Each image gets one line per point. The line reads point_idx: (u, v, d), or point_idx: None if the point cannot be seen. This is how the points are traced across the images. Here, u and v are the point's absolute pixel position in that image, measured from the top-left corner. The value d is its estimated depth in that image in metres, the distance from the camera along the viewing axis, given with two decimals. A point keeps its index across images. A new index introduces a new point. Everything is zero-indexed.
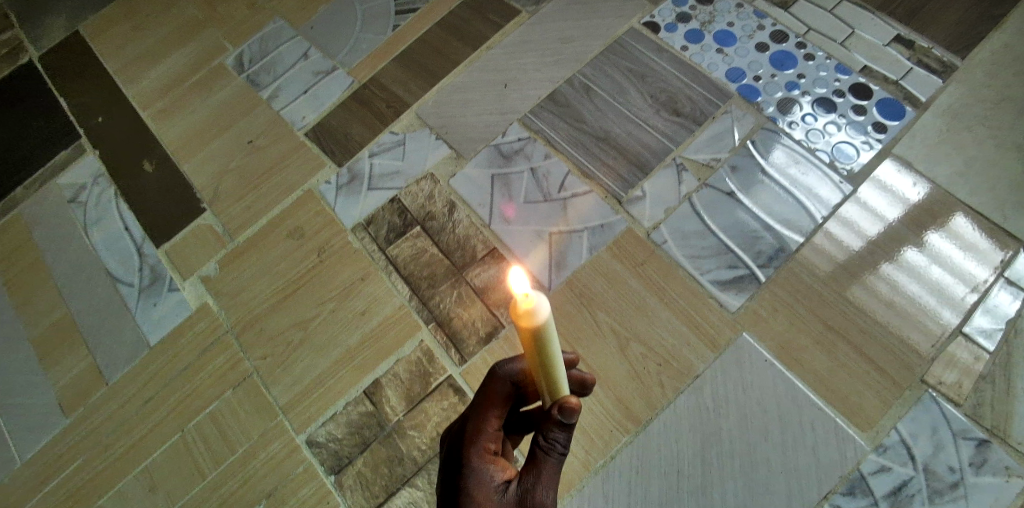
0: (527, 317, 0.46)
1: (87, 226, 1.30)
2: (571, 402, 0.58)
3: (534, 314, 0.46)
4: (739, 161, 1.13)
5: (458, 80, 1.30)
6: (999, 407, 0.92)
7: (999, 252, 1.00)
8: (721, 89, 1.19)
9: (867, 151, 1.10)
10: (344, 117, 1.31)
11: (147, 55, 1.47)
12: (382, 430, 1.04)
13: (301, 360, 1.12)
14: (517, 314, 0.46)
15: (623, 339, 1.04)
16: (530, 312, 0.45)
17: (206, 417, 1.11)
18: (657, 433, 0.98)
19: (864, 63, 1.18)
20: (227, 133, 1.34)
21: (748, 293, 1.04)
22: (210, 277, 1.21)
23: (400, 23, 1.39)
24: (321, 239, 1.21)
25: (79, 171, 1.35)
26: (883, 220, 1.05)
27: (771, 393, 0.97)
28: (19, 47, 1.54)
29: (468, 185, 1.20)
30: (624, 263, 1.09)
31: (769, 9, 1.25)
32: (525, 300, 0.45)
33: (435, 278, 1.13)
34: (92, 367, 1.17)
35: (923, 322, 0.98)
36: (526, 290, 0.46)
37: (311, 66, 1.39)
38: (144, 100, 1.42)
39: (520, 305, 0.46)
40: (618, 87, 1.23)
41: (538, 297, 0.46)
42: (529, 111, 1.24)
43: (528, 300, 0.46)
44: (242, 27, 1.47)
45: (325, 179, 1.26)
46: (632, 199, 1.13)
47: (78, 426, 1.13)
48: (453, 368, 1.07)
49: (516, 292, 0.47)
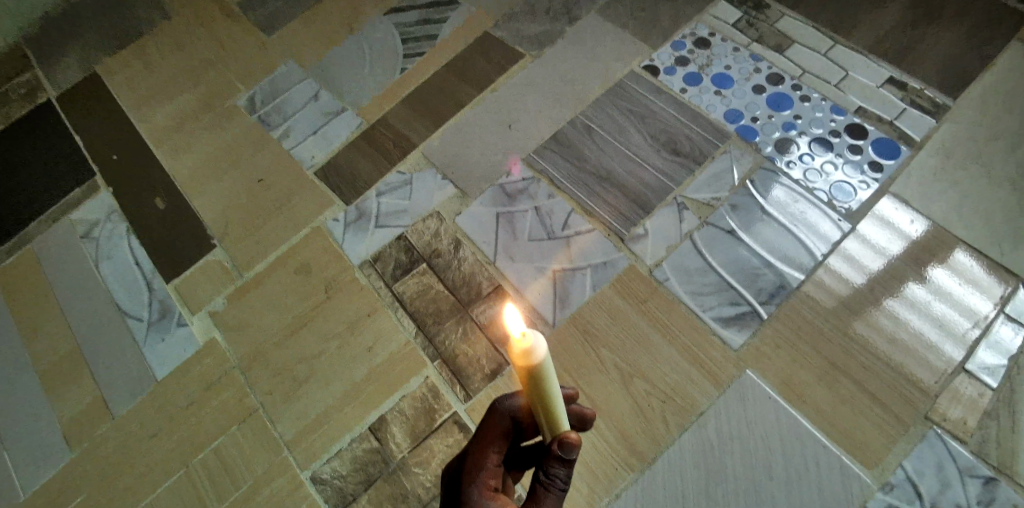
0: (524, 357, 0.49)
1: (98, 261, 1.32)
2: (571, 437, 0.59)
3: (530, 354, 0.49)
4: (739, 200, 1.15)
5: (464, 120, 1.34)
6: (1005, 445, 0.92)
7: (999, 287, 1.02)
8: (719, 129, 1.22)
9: (864, 190, 1.12)
10: (352, 156, 1.35)
11: (161, 95, 1.52)
12: (387, 467, 1.05)
13: (307, 395, 1.12)
14: (513, 355, 0.49)
15: (627, 374, 1.05)
16: (526, 353, 0.49)
17: (211, 453, 1.11)
18: (662, 471, 0.97)
19: (859, 104, 1.21)
20: (238, 171, 1.38)
21: (750, 329, 1.05)
22: (218, 312, 1.23)
23: (407, 66, 1.44)
24: (329, 275, 1.23)
25: (93, 207, 1.38)
26: (883, 257, 1.06)
27: (776, 430, 0.97)
28: (37, 87, 1.58)
29: (473, 223, 1.22)
30: (627, 299, 1.10)
31: (765, 53, 1.29)
32: (520, 341, 0.49)
33: (440, 314, 1.15)
34: (99, 401, 1.18)
35: (927, 358, 0.99)
36: (522, 332, 0.49)
37: (321, 107, 1.43)
38: (158, 139, 1.45)
39: (517, 346, 0.49)
40: (619, 128, 1.27)
41: (534, 337, 0.49)
42: (533, 152, 1.27)
43: (525, 340, 0.49)
44: (255, 69, 1.51)
45: (334, 217, 1.29)
46: (634, 237, 1.15)
47: (82, 461, 1.13)
48: (458, 405, 1.07)
49: (512, 332, 0.50)
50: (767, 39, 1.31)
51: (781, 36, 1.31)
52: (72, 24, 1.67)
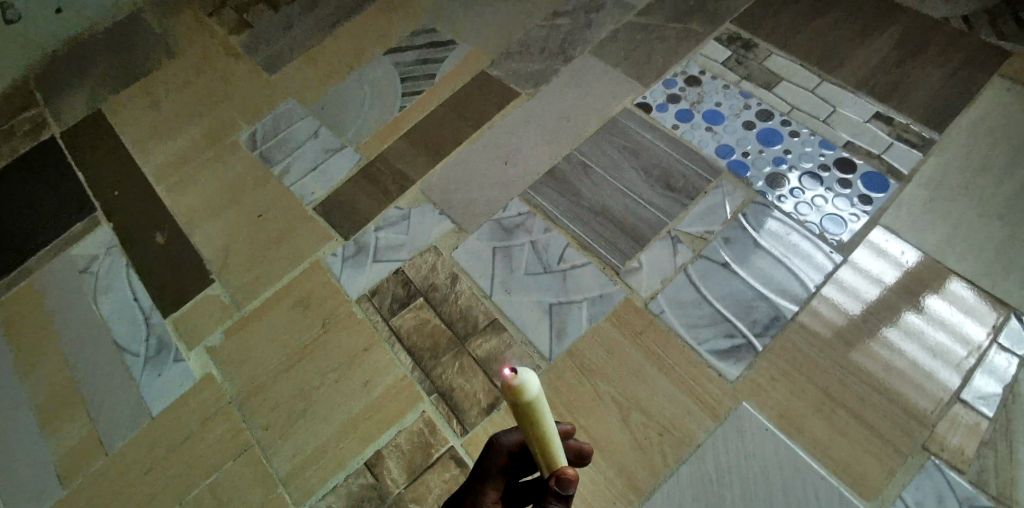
0: (520, 393, 0.51)
1: (96, 295, 1.32)
2: (568, 473, 0.60)
3: (524, 390, 0.51)
4: (732, 234, 1.17)
5: (461, 156, 1.36)
6: (1003, 475, 0.91)
7: (993, 316, 1.03)
8: (711, 164, 1.25)
9: (855, 222, 1.14)
10: (351, 192, 1.37)
11: (164, 132, 1.55)
12: (382, 503, 1.04)
13: (303, 431, 1.12)
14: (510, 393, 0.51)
15: (624, 407, 1.05)
16: (521, 389, 0.51)
17: (204, 489, 1.10)
18: (660, 505, 0.97)
19: (847, 138, 1.24)
20: (238, 207, 1.39)
21: (746, 361, 1.05)
22: (215, 347, 1.23)
23: (406, 103, 1.47)
24: (326, 309, 1.23)
25: (93, 242, 1.39)
26: (878, 287, 1.08)
27: (774, 462, 0.97)
28: (41, 124, 1.61)
29: (470, 258, 1.24)
30: (623, 332, 1.11)
31: (754, 90, 1.33)
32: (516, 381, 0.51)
33: (437, 348, 1.15)
34: (93, 437, 1.17)
35: (923, 387, 0.99)
36: (515, 372, 0.51)
37: (321, 144, 1.45)
38: (160, 175, 1.47)
39: (509, 384, 0.51)
40: (613, 163, 1.29)
41: (527, 377, 0.51)
42: (529, 187, 1.30)
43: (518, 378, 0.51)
44: (256, 107, 1.54)
45: (332, 251, 1.30)
46: (629, 270, 1.17)
47: (75, 498, 1.12)
48: (455, 439, 1.07)
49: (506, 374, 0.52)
50: (756, 76, 1.35)
51: (770, 74, 1.34)
52: (79, 63, 1.71)
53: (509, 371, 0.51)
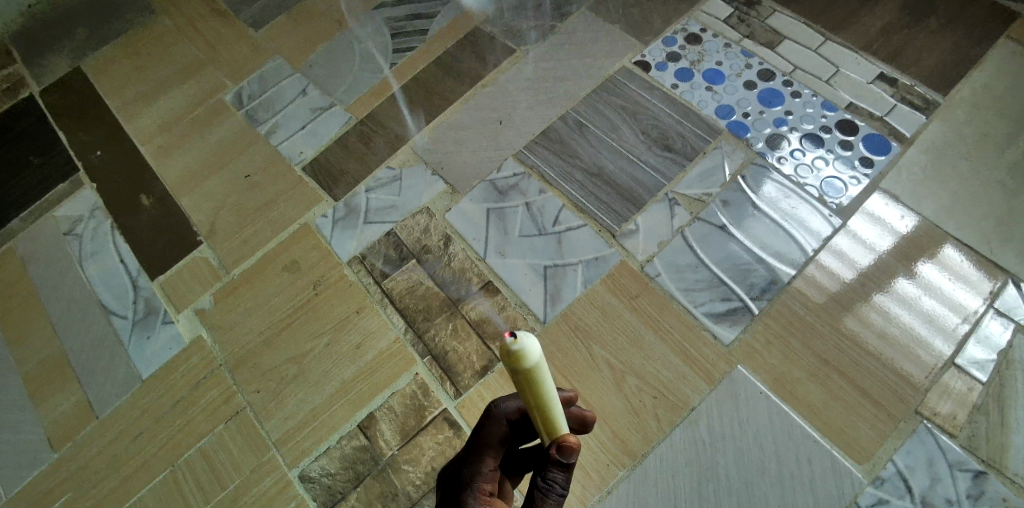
0: (518, 362, 0.50)
1: (82, 260, 1.30)
2: (570, 441, 0.59)
3: (524, 360, 0.50)
4: (730, 196, 1.15)
5: (454, 117, 1.33)
6: (996, 440, 0.92)
7: (988, 282, 1.02)
8: (711, 126, 1.22)
9: (855, 186, 1.12)
10: (342, 152, 1.33)
11: (146, 92, 1.50)
12: (376, 464, 1.04)
13: (296, 394, 1.11)
14: (509, 362, 0.50)
15: (618, 372, 1.04)
16: (520, 359, 0.49)
17: (196, 452, 1.09)
18: (654, 467, 0.97)
19: (850, 100, 1.21)
20: (225, 168, 1.36)
21: (741, 325, 1.05)
22: (205, 310, 1.21)
23: (398, 61, 1.43)
24: (319, 272, 1.21)
25: (77, 204, 1.35)
26: (874, 251, 1.06)
27: (767, 427, 0.97)
28: (18, 83, 1.56)
29: (463, 220, 1.21)
30: (618, 297, 1.10)
31: (756, 49, 1.29)
32: (514, 349, 0.49)
33: (430, 311, 1.14)
34: (83, 401, 1.16)
35: (917, 353, 0.99)
36: (515, 337, 0.49)
37: (310, 103, 1.41)
38: (144, 136, 1.43)
39: (507, 350, 0.49)
40: (611, 124, 1.26)
41: (527, 343, 0.49)
42: (523, 148, 1.26)
43: (516, 344, 0.50)
44: (243, 65, 1.49)
45: (322, 213, 1.27)
46: (626, 233, 1.15)
47: (67, 461, 1.11)
48: (448, 402, 1.06)
49: (504, 340, 0.50)
50: (758, 36, 1.31)
51: (772, 33, 1.30)
52: (57, 22, 1.65)
53: (508, 336, 0.49)
